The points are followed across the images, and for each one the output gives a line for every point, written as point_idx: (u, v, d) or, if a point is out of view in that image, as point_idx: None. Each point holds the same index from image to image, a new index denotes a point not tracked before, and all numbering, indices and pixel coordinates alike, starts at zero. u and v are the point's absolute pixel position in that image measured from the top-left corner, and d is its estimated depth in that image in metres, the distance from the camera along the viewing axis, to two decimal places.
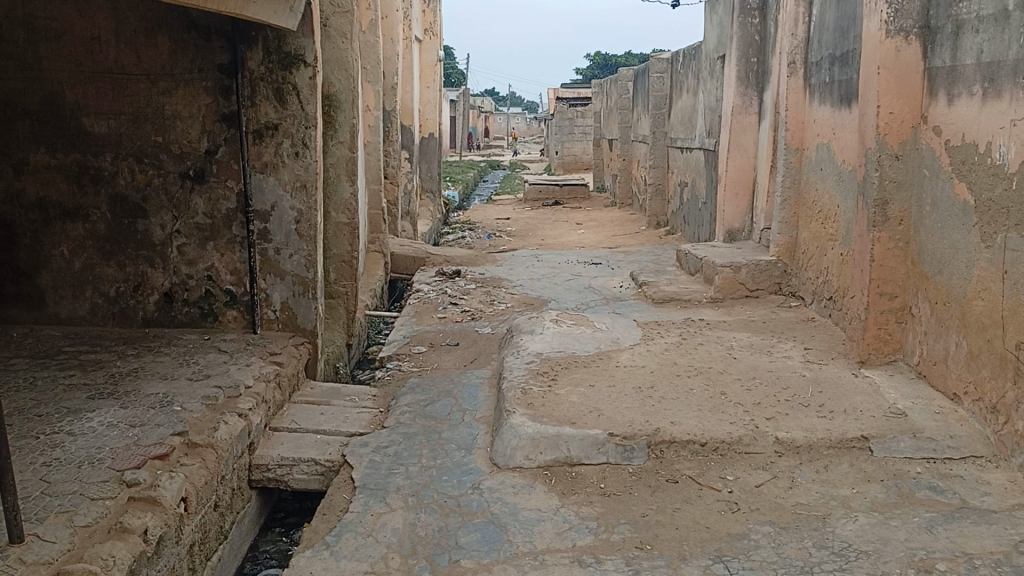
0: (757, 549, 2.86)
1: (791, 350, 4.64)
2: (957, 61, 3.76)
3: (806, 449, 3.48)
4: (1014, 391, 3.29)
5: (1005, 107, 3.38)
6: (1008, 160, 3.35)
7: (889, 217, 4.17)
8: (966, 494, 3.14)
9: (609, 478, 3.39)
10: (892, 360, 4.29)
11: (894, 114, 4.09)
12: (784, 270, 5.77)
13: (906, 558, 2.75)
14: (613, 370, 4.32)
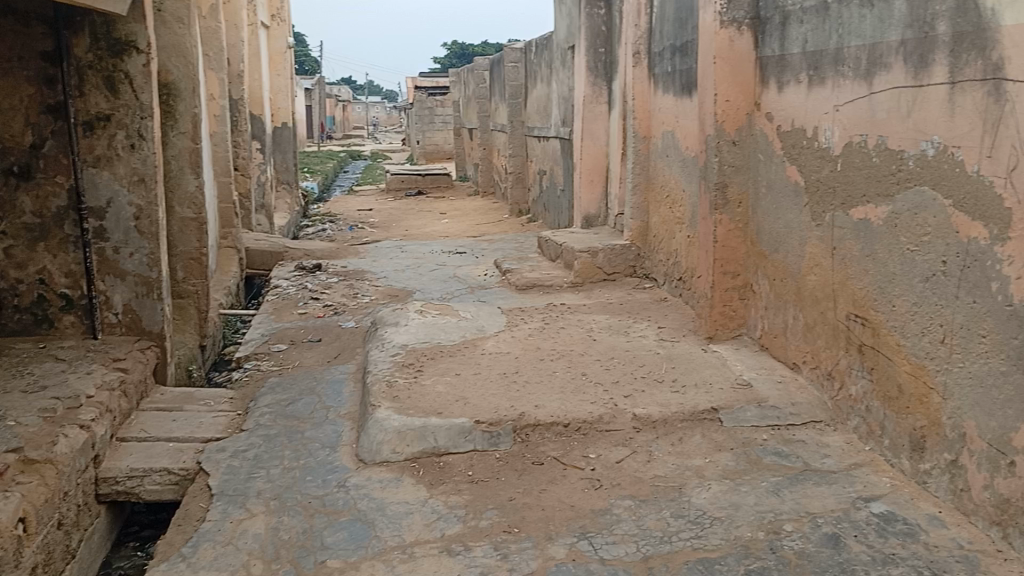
0: (619, 523, 2.97)
1: (646, 330, 4.83)
2: (785, 51, 4.02)
3: (662, 423, 3.65)
4: (845, 358, 3.58)
5: (828, 94, 3.65)
6: (832, 143, 3.62)
7: (728, 199, 4.41)
8: (808, 457, 3.38)
9: (476, 465, 3.41)
10: (737, 335, 4.56)
11: (730, 102, 4.32)
12: (638, 253, 6.00)
13: (755, 520, 2.94)
14: (478, 358, 4.35)
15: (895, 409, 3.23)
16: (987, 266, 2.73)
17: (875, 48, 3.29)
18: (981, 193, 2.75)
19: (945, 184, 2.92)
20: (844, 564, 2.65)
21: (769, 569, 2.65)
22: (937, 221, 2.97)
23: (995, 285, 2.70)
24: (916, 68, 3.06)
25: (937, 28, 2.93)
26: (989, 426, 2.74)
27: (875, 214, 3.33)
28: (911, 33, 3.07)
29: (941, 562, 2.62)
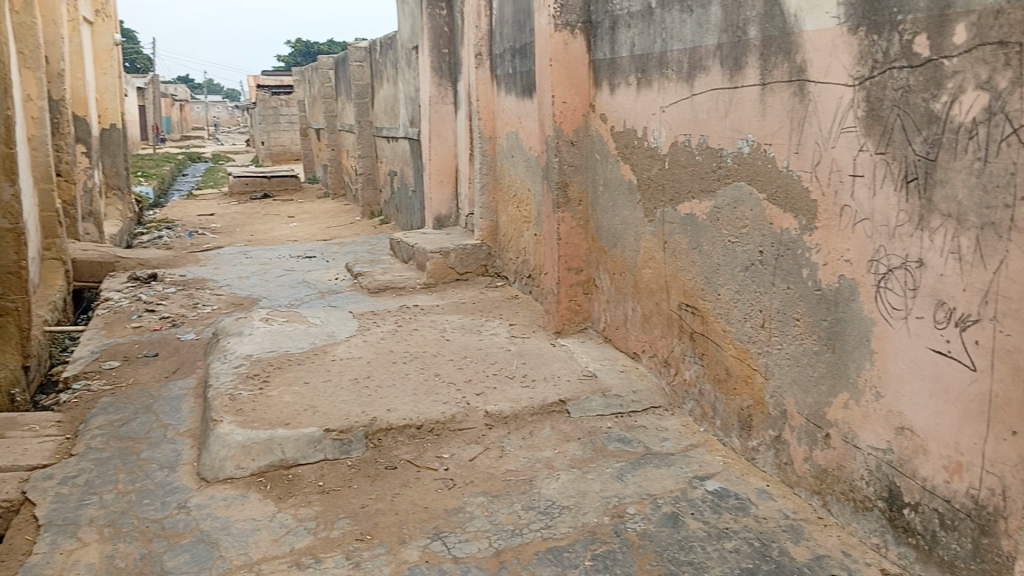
0: (472, 520, 3.00)
1: (498, 327, 4.91)
2: (615, 54, 4.19)
3: (513, 418, 3.72)
4: (680, 345, 3.78)
5: (655, 96, 3.84)
6: (661, 143, 3.82)
7: (570, 198, 4.56)
8: (649, 441, 3.55)
9: (327, 474, 3.34)
10: (583, 328, 4.73)
11: (567, 104, 4.47)
12: (488, 252, 6.08)
13: (602, 506, 3.05)
14: (328, 364, 4.26)
15: (725, 391, 3.46)
16: (798, 255, 2.97)
17: (695, 52, 3.49)
18: (791, 187, 2.98)
19: (759, 180, 3.15)
20: (682, 541, 2.80)
21: (614, 553, 2.76)
22: (754, 214, 3.19)
23: (805, 272, 2.94)
24: (731, 71, 3.27)
25: (749, 34, 3.14)
26: (806, 402, 2.98)
27: (701, 209, 3.54)
28: (726, 38, 3.28)
29: (769, 532, 2.82)
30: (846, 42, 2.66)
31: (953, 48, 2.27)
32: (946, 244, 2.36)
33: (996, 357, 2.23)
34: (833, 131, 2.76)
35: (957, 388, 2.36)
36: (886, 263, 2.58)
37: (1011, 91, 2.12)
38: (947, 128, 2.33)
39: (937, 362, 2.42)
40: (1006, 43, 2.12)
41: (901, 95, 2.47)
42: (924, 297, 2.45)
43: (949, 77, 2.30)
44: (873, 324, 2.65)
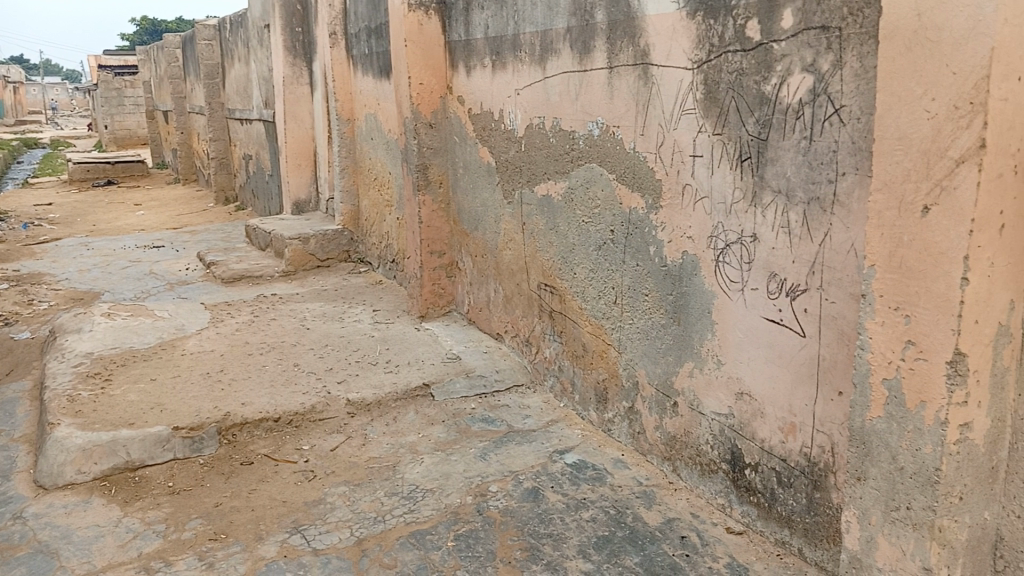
0: (333, 511, 2.94)
1: (360, 313, 4.84)
2: (470, 35, 4.18)
3: (375, 405, 3.68)
4: (539, 324, 3.86)
5: (510, 79, 3.87)
6: (516, 125, 3.86)
7: (430, 181, 4.55)
8: (511, 419, 3.60)
9: (178, 474, 3.20)
10: (447, 312, 4.75)
11: (424, 85, 4.43)
12: (350, 237, 5.97)
13: (465, 486, 3.07)
14: (178, 360, 4.05)
15: (582, 366, 3.56)
16: (645, 233, 3.08)
17: (547, 35, 3.53)
18: (638, 168, 3.08)
19: (609, 161, 3.24)
20: (542, 514, 2.86)
21: (476, 531, 2.78)
22: (605, 194, 3.28)
23: (652, 249, 3.05)
24: (581, 54, 3.33)
25: (596, 18, 3.19)
26: (656, 373, 3.11)
27: (556, 190, 3.61)
28: (575, 21, 3.32)
29: (624, 499, 2.93)
30: (686, 26, 2.75)
31: (782, 33, 2.40)
32: (777, 220, 2.51)
33: (822, 324, 2.39)
34: (675, 113, 2.86)
35: (789, 353, 2.52)
36: (724, 239, 2.72)
37: (832, 75, 2.26)
38: (777, 109, 2.46)
39: (771, 330, 2.57)
40: (827, 28, 2.25)
41: (736, 78, 2.59)
42: (758, 270, 2.59)
43: (778, 60, 2.43)
44: (713, 296, 2.79)
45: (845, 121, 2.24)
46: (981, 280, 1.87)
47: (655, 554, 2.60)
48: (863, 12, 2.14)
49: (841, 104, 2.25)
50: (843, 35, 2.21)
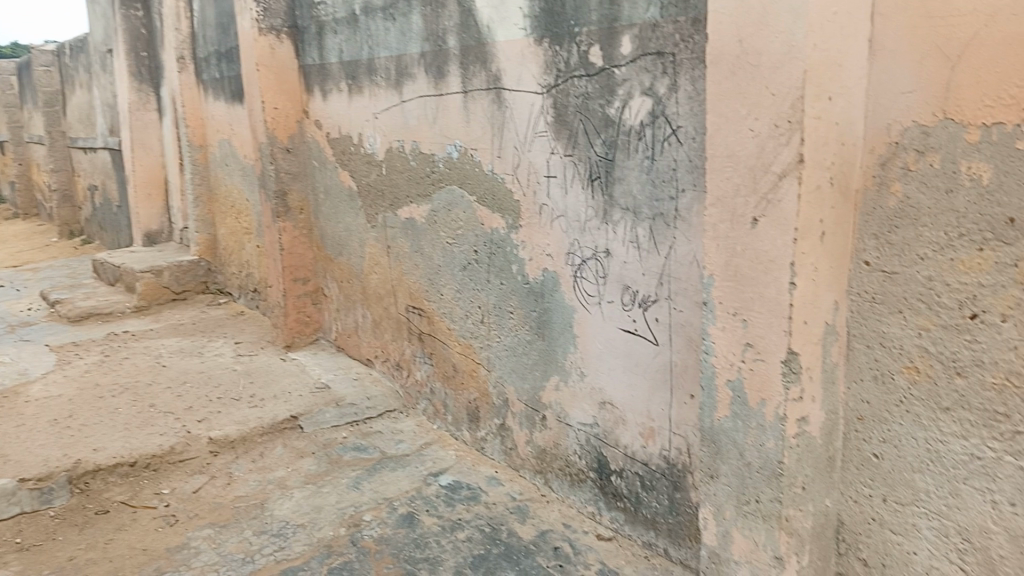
0: (198, 555, 2.81)
1: (221, 347, 4.66)
2: (324, 59, 4.14)
3: (241, 442, 3.55)
4: (409, 347, 3.85)
5: (367, 102, 3.86)
6: (376, 149, 3.85)
7: (290, 207, 4.47)
8: (384, 445, 3.56)
9: (26, 529, 2.96)
10: (315, 339, 4.66)
11: (279, 110, 4.35)
12: (208, 268, 5.77)
13: (337, 518, 3.01)
14: (20, 407, 3.76)
15: (453, 387, 3.57)
16: (506, 252, 3.14)
17: (401, 59, 3.55)
18: (496, 189, 3.14)
19: (469, 183, 3.28)
20: (418, 539, 2.84)
21: (351, 563, 2.73)
22: (466, 216, 3.33)
23: (515, 268, 3.12)
24: (435, 78, 3.37)
25: (448, 43, 3.24)
26: (524, 389, 3.16)
27: (418, 212, 3.62)
28: (428, 46, 3.36)
29: (499, 516, 2.96)
30: (533, 52, 2.84)
31: (621, 58, 2.52)
32: (627, 235, 2.62)
33: (673, 332, 2.51)
34: (528, 135, 2.95)
35: (645, 361, 2.63)
36: (580, 255, 2.81)
37: (669, 97, 2.39)
38: (621, 131, 2.57)
39: (628, 341, 2.68)
40: (662, 54, 2.39)
41: (582, 101, 2.69)
42: (612, 283, 2.70)
43: (619, 84, 2.55)
44: (573, 310, 2.88)
45: (682, 141, 2.38)
46: (808, 284, 2.02)
47: (529, 567, 2.63)
48: (693, 39, 2.29)
49: (678, 124, 2.38)
50: (677, 60, 2.34)
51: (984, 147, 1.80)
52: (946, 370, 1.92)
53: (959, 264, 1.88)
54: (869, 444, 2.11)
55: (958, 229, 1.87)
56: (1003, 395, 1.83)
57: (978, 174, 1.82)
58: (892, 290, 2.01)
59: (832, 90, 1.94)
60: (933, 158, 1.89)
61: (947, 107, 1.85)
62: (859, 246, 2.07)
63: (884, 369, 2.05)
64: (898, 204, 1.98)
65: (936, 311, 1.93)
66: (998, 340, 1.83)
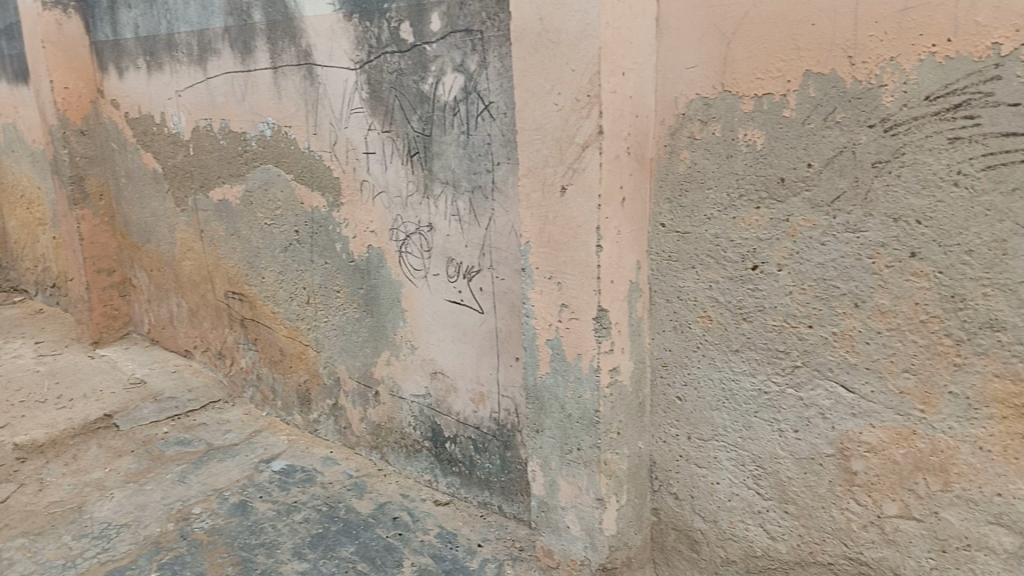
0: (10, 567, 2.60)
1: (19, 348, 4.28)
2: (118, 35, 3.87)
3: (50, 445, 3.30)
4: (231, 335, 3.72)
5: (168, 80, 3.65)
6: (181, 129, 3.67)
7: (88, 193, 4.17)
8: (210, 437, 3.44)
9: None
10: (126, 334, 4.40)
11: (69, 89, 4.02)
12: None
13: (165, 513, 2.89)
14: None
15: (281, 372, 3.50)
16: (328, 230, 3.11)
17: (204, 35, 3.39)
18: (314, 167, 3.10)
19: (284, 161, 3.21)
20: (253, 525, 2.79)
21: (182, 556, 2.64)
22: (284, 195, 3.26)
23: (338, 246, 3.09)
24: (242, 54, 3.24)
25: (253, 18, 3.12)
26: (355, 367, 3.16)
27: (232, 194, 3.50)
28: (232, 21, 3.22)
29: (335, 495, 2.96)
30: (343, 27, 2.81)
31: (431, 35, 2.55)
32: (448, 209, 2.68)
33: (496, 299, 2.61)
34: (344, 112, 2.92)
35: (472, 330, 2.71)
36: (404, 230, 2.84)
37: (479, 73, 2.46)
38: (436, 106, 2.62)
39: (455, 311, 2.75)
40: (470, 31, 2.45)
41: (396, 77, 2.71)
42: (437, 256, 2.75)
43: (431, 61, 2.58)
44: (400, 285, 2.91)
45: (494, 115, 2.46)
46: (613, 245, 2.18)
47: (368, 540, 2.66)
48: (498, 16, 2.36)
49: (489, 100, 2.46)
50: (485, 37, 2.42)
51: (757, 116, 2.01)
52: (734, 317, 2.15)
53: (741, 222, 2.09)
54: (673, 388, 2.32)
55: (738, 190, 2.08)
56: (783, 335, 2.07)
57: (752, 140, 2.03)
58: (685, 248, 2.21)
59: (625, 66, 2.10)
60: (715, 128, 2.09)
61: (724, 80, 2.05)
62: (656, 210, 2.25)
63: (682, 319, 2.26)
64: (686, 169, 2.17)
65: (724, 264, 2.14)
66: (776, 287, 2.06)
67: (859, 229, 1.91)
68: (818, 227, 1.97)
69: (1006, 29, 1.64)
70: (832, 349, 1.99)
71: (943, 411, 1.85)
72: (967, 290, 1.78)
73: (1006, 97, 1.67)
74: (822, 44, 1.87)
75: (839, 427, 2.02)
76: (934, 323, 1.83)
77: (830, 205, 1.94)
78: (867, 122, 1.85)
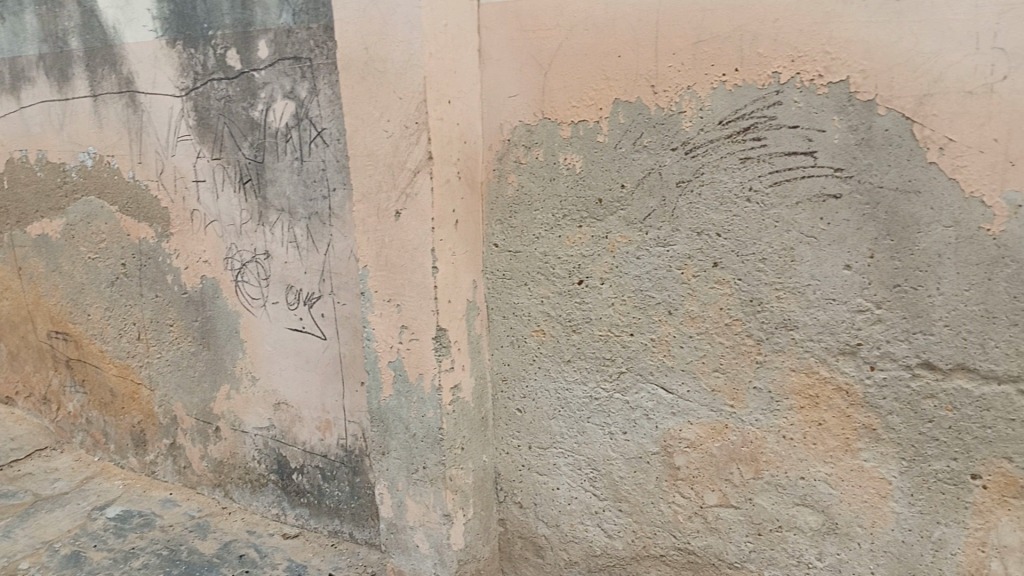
0: None
1: None
2: None
3: None
4: (56, 378, 3.49)
5: None
6: None
7: None
8: (36, 488, 3.21)
9: None
10: None
11: None
12: None
13: None
14: None
15: (113, 414, 3.32)
16: (159, 262, 3.00)
17: (15, 61, 3.20)
18: (140, 197, 2.98)
19: (108, 192, 3.07)
20: None
21: None
22: (109, 228, 3.11)
23: (170, 278, 2.99)
24: (58, 81, 3.09)
25: (69, 44, 2.99)
26: (193, 403, 3.05)
27: (51, 228, 3.30)
28: (47, 48, 3.06)
29: (176, 537, 2.84)
30: (167, 54, 2.75)
31: (259, 62, 2.55)
32: (284, 235, 2.66)
33: (338, 325, 2.61)
34: (171, 140, 2.85)
35: (314, 356, 2.70)
36: (239, 259, 2.79)
37: (310, 100, 2.48)
38: (267, 133, 2.60)
39: (296, 338, 2.72)
40: (299, 58, 2.46)
41: (224, 104, 2.67)
42: (275, 284, 2.72)
43: (260, 88, 2.57)
44: (238, 316, 2.85)
45: (327, 141, 2.48)
46: (448, 266, 2.24)
47: None
48: (326, 44, 2.40)
49: (321, 126, 2.48)
50: (314, 64, 2.44)
51: (574, 141, 2.15)
52: (565, 329, 2.26)
53: (566, 240, 2.22)
54: (513, 401, 2.40)
55: (562, 210, 2.20)
56: (608, 344, 2.20)
57: (572, 164, 2.16)
58: (517, 267, 2.31)
59: (450, 94, 2.18)
60: (538, 152, 2.21)
61: (544, 108, 2.17)
62: (487, 231, 2.34)
63: (517, 334, 2.35)
64: (514, 192, 2.27)
65: (553, 280, 2.26)
66: (600, 299, 2.19)
67: (669, 242, 2.07)
68: (633, 243, 2.12)
69: (783, 61, 1.85)
70: (652, 354, 2.14)
71: (750, 405, 2.04)
72: (764, 294, 1.97)
73: (785, 121, 1.88)
74: (629, 74, 2.03)
75: (662, 426, 2.17)
76: (738, 326, 2.01)
77: (643, 222, 2.10)
78: (670, 146, 2.02)
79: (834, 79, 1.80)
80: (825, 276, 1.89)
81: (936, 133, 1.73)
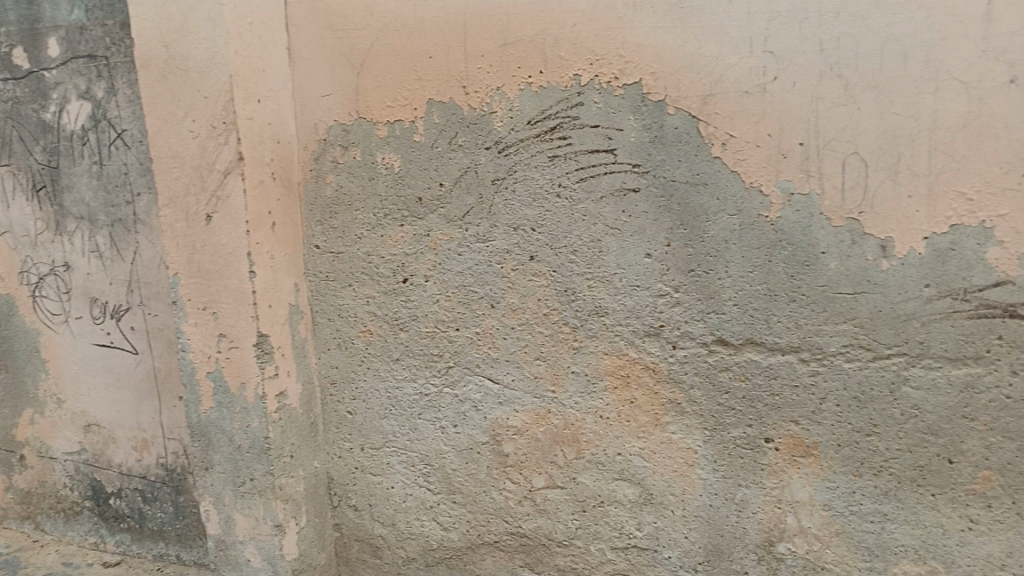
0: None
1: None
2: None
3: None
4: None
5: None
6: None
7: None
8: None
9: None
10: None
11: None
12: None
13: None
14: None
15: None
16: None
17: None
18: None
19: None
20: None
21: None
22: None
23: None
24: None
25: None
26: None
27: None
28: None
29: None
30: None
31: (50, 61, 2.39)
32: (86, 245, 2.51)
33: (151, 336, 2.50)
34: None
35: (126, 372, 2.56)
36: (36, 272, 2.60)
37: (108, 101, 2.36)
38: (61, 136, 2.44)
39: (105, 354, 2.57)
40: (94, 57, 2.33)
41: (11, 107, 2.48)
42: (78, 297, 2.56)
43: (52, 88, 2.41)
44: (38, 333, 2.65)
45: (129, 144, 2.37)
46: (266, 271, 2.20)
47: None
48: (124, 42, 2.29)
49: (122, 128, 2.36)
50: (111, 63, 2.32)
51: (391, 141, 2.17)
52: (392, 328, 2.28)
53: (389, 240, 2.23)
54: (343, 403, 2.39)
55: (383, 209, 2.22)
56: (434, 340, 2.24)
57: (390, 163, 2.18)
58: (341, 268, 2.30)
59: (260, 94, 2.14)
60: (355, 152, 2.21)
61: (359, 108, 2.18)
62: (308, 233, 2.32)
63: (344, 336, 2.34)
64: (333, 192, 2.26)
65: (378, 280, 2.27)
66: (424, 296, 2.23)
67: (487, 238, 2.14)
68: (453, 239, 2.17)
69: (582, 63, 1.96)
70: (477, 347, 2.21)
71: (569, 389, 2.14)
72: (576, 284, 2.08)
73: (587, 120, 1.99)
74: (440, 75, 2.08)
75: (490, 416, 2.23)
76: (554, 315, 2.11)
77: (462, 219, 2.15)
78: (483, 144, 2.09)
79: (628, 80, 1.93)
80: (628, 265, 2.02)
81: (718, 129, 1.89)
